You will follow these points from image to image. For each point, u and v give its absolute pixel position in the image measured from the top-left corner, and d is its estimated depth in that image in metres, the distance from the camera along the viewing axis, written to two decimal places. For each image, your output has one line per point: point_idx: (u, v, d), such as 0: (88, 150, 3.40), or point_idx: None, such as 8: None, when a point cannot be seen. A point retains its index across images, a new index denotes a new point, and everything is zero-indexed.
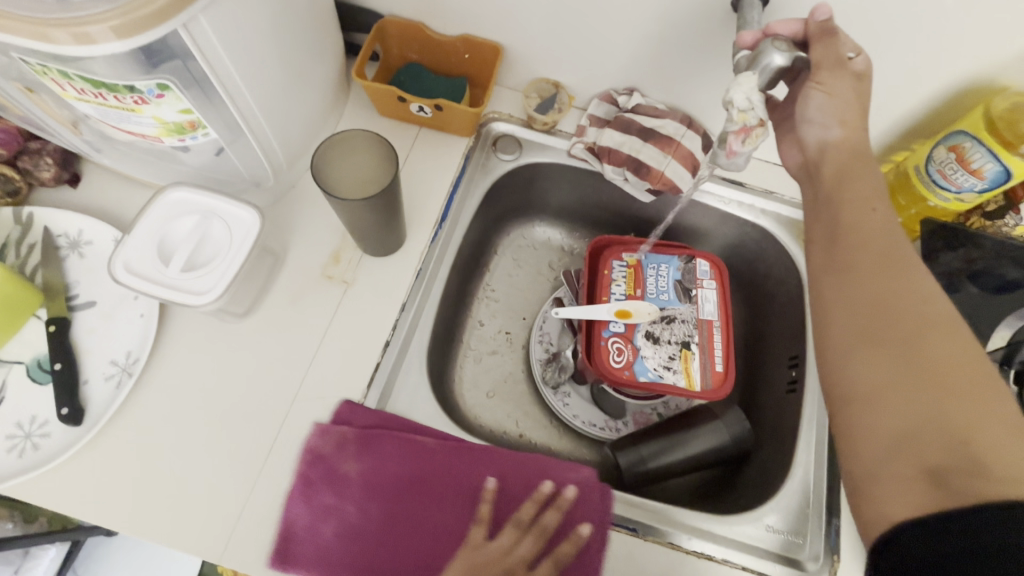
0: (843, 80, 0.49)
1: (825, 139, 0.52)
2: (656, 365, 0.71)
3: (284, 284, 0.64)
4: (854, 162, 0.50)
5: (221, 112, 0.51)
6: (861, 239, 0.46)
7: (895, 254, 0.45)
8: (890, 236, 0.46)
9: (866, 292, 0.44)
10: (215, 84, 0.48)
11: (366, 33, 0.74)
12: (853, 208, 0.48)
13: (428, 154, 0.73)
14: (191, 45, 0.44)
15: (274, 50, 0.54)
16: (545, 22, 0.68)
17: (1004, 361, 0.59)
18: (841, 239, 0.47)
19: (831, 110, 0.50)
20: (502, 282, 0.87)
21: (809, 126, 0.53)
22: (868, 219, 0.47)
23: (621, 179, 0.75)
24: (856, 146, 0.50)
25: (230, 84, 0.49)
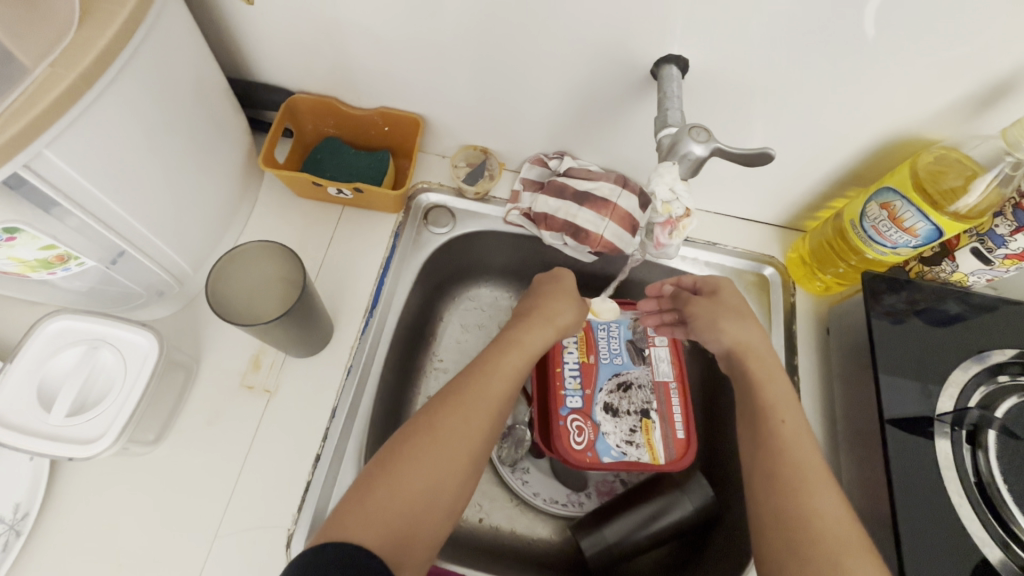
0: (714, 308, 0.62)
1: (728, 349, 0.60)
2: (618, 442, 0.68)
3: (197, 402, 0.58)
4: (759, 361, 0.58)
5: (86, 232, 0.45)
6: (778, 445, 0.51)
7: (797, 446, 0.51)
8: (801, 442, 0.51)
9: (785, 500, 0.48)
10: (77, 213, 0.43)
11: (276, 111, 0.69)
12: (768, 415, 0.54)
13: (354, 234, 0.68)
14: (34, 178, 0.38)
15: (155, 161, 0.48)
16: (465, 92, 0.64)
17: (955, 424, 0.56)
18: (763, 454, 0.52)
19: (722, 326, 0.61)
20: (450, 351, 0.83)
21: (708, 332, 0.62)
22: (772, 389, 0.55)
23: (560, 243, 0.72)
24: (751, 347, 0.59)
25: (94, 204, 0.44)
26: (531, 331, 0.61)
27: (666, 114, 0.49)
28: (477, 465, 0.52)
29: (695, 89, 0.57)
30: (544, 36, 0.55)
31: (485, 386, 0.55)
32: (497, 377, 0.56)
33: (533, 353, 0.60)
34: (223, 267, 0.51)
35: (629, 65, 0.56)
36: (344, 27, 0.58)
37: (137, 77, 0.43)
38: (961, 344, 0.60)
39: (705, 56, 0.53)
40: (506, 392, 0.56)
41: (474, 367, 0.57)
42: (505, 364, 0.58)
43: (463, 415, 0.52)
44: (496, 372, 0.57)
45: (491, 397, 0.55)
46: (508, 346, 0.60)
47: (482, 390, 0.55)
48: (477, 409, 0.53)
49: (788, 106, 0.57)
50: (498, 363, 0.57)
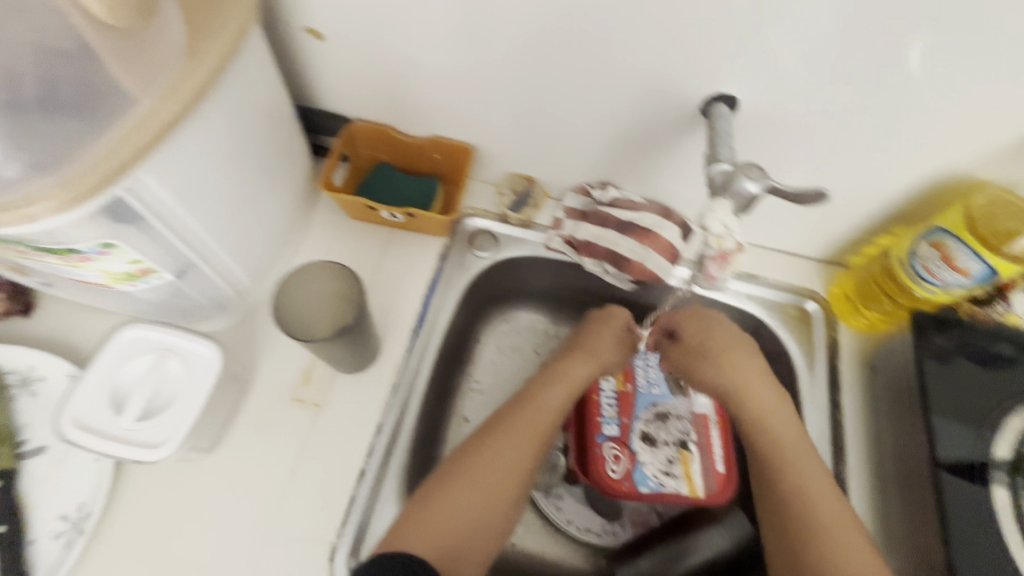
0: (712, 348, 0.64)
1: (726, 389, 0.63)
2: (655, 472, 0.67)
3: (249, 412, 0.60)
4: (756, 402, 0.62)
5: (165, 248, 0.48)
6: (786, 489, 0.57)
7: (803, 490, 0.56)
8: (810, 482, 0.56)
9: (795, 541, 0.54)
10: (162, 229, 0.46)
11: (335, 137, 0.73)
12: (777, 460, 0.58)
13: (402, 256, 0.71)
14: (132, 201, 0.42)
15: (230, 183, 0.51)
16: (517, 123, 0.67)
17: (1012, 472, 0.55)
18: (772, 492, 0.58)
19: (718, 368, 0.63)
20: (487, 373, 0.84)
21: (702, 376, 0.65)
22: (776, 426, 0.60)
23: (601, 271, 0.74)
24: (745, 386, 0.62)
25: (176, 221, 0.47)
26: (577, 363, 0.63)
27: (716, 150, 0.51)
28: (519, 495, 0.54)
29: (743, 125, 0.59)
30: (599, 75, 0.57)
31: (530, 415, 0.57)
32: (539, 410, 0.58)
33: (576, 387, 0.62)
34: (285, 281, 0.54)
35: (679, 102, 0.58)
36: (406, 61, 0.62)
37: (222, 107, 0.47)
38: (1016, 387, 0.58)
39: (755, 95, 0.55)
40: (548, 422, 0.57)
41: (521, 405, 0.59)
42: (551, 396, 0.59)
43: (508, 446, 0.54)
44: (540, 403, 0.59)
45: (534, 430, 0.56)
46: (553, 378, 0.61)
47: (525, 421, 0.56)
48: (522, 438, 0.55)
49: (837, 144, 0.58)
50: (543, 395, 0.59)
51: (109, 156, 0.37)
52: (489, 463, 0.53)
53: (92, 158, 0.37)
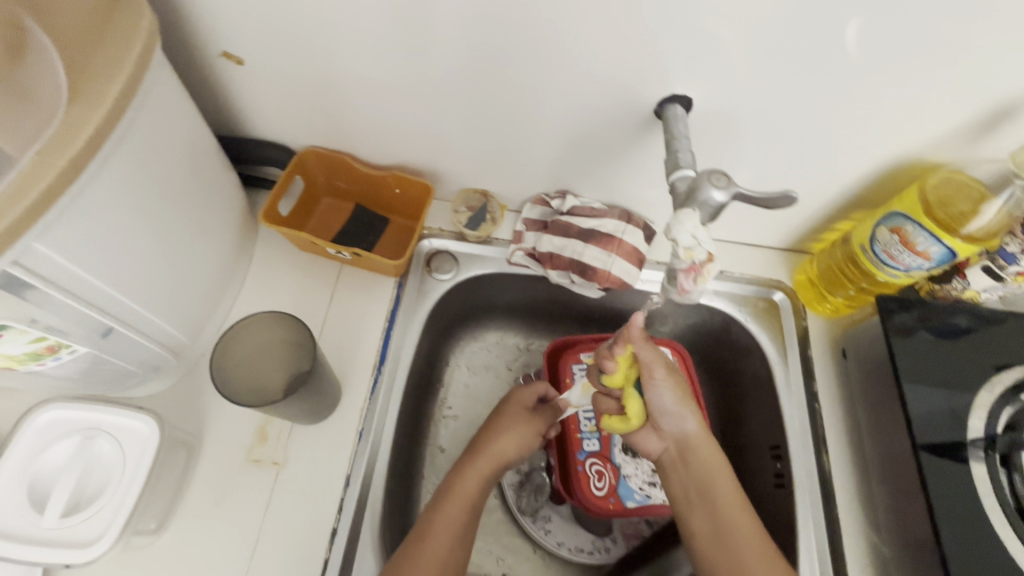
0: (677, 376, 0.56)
1: (678, 437, 0.56)
2: (640, 485, 0.65)
3: (200, 482, 0.54)
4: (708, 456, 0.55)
5: (92, 328, 0.46)
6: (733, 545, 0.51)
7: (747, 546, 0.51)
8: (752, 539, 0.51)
9: None
10: (64, 300, 0.42)
11: (269, 167, 0.67)
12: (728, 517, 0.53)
13: (354, 289, 0.66)
14: (46, 288, 0.40)
15: (139, 235, 0.46)
16: (466, 138, 0.63)
17: (988, 449, 0.54)
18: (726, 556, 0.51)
19: (675, 401, 0.55)
20: (460, 398, 0.80)
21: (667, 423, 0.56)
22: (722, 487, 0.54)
23: (568, 281, 0.71)
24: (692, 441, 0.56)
25: (101, 297, 0.44)
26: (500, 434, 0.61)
27: (677, 156, 0.48)
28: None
29: (698, 125, 0.57)
30: (548, 85, 0.54)
31: (456, 500, 0.55)
32: (460, 495, 0.56)
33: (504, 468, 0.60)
34: (229, 339, 0.48)
35: (632, 105, 0.56)
36: (338, 81, 0.57)
37: (119, 153, 0.41)
38: (980, 362, 0.59)
39: (707, 95, 0.53)
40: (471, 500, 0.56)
41: (681, 471, 0.56)
42: (472, 481, 0.57)
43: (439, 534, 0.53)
44: (462, 482, 0.57)
45: (461, 525, 0.54)
46: (476, 459, 0.59)
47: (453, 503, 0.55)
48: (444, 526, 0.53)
49: (793, 136, 0.57)
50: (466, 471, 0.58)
51: None
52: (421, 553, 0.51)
53: None
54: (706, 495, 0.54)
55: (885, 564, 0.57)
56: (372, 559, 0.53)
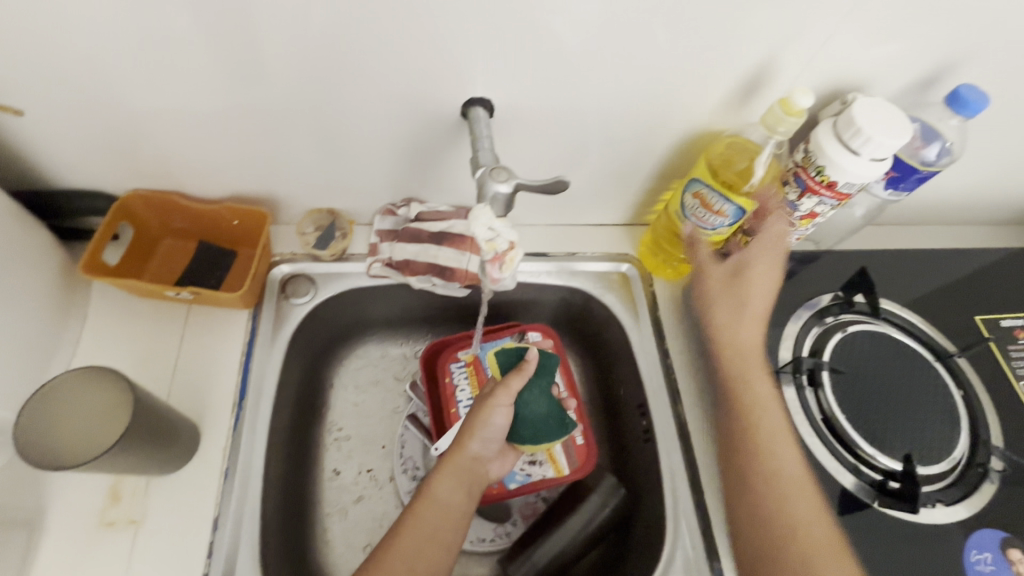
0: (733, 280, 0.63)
1: (728, 325, 0.62)
2: (521, 465, 0.69)
3: (47, 558, 0.51)
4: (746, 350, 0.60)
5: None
6: (763, 442, 0.56)
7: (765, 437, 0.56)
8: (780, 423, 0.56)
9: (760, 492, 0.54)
10: None
11: (90, 216, 0.64)
12: (763, 427, 0.56)
13: (204, 328, 0.64)
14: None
15: None
16: (292, 160, 0.63)
17: (795, 372, 0.61)
18: (742, 460, 0.56)
19: (728, 303, 0.62)
20: (348, 416, 0.80)
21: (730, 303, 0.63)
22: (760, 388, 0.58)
23: (429, 285, 0.73)
24: (734, 346, 0.61)
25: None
26: (464, 448, 0.60)
27: (478, 155, 0.52)
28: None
29: (506, 121, 0.61)
30: (353, 101, 0.56)
31: (431, 509, 0.56)
32: (435, 503, 0.56)
33: (480, 482, 0.60)
34: (38, 406, 0.46)
35: (439, 110, 0.58)
36: (136, 120, 0.56)
37: None
38: (789, 298, 0.67)
39: (504, 93, 0.57)
40: (451, 501, 0.57)
41: (728, 356, 0.61)
42: (447, 482, 0.58)
43: (414, 544, 0.53)
44: (424, 516, 0.55)
45: (439, 528, 0.55)
46: (452, 457, 0.60)
47: (427, 512, 0.55)
48: (422, 535, 0.54)
49: (594, 122, 0.62)
50: (437, 494, 0.57)
51: None
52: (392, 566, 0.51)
53: None
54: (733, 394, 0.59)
55: None
56: None
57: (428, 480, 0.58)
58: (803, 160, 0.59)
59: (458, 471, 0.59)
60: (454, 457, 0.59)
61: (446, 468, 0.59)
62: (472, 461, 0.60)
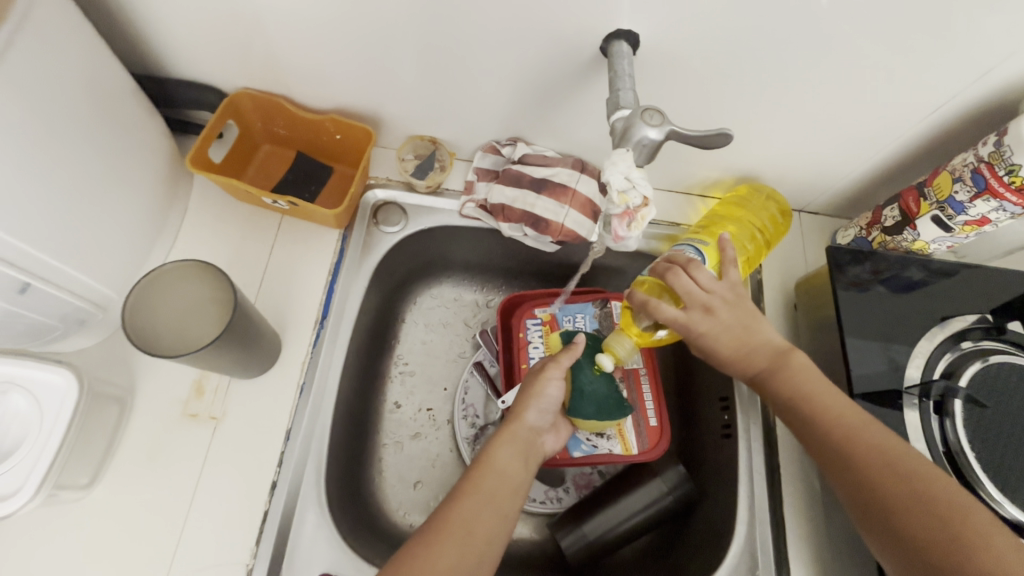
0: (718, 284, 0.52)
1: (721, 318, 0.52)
2: (588, 435, 0.66)
3: (135, 436, 0.53)
4: (807, 374, 0.51)
5: (6, 285, 0.43)
6: (828, 413, 0.49)
7: (841, 409, 0.49)
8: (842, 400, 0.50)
9: (854, 461, 0.47)
10: None
11: (199, 110, 0.63)
12: (825, 400, 0.50)
13: (296, 241, 0.63)
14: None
15: (34, 180, 0.43)
16: (406, 79, 0.59)
17: (922, 396, 0.56)
18: (814, 426, 0.50)
19: (722, 328, 0.52)
20: (415, 353, 0.79)
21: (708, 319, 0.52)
22: (801, 364, 0.52)
23: (520, 234, 0.69)
24: (783, 360, 0.52)
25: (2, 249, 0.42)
26: (522, 419, 0.56)
27: (619, 95, 0.45)
28: (496, 545, 0.48)
29: (647, 65, 0.54)
30: (485, 23, 0.51)
31: (493, 473, 0.51)
32: (492, 468, 0.52)
33: (537, 456, 0.56)
34: (145, 291, 0.47)
35: (577, 43, 0.52)
36: (258, 16, 0.52)
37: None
38: (924, 312, 0.60)
39: (655, 31, 0.50)
40: (512, 470, 0.52)
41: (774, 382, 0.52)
42: (505, 450, 0.53)
43: (478, 503, 0.49)
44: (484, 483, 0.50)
45: (501, 496, 0.50)
46: (506, 429, 0.55)
47: (486, 475, 0.51)
48: (485, 499, 0.49)
49: (747, 79, 0.54)
50: (497, 463, 0.52)
51: None
52: (461, 517, 0.47)
53: None
54: (775, 386, 0.52)
55: (819, 507, 0.60)
56: (315, 510, 0.54)
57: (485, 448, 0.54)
58: (990, 155, 0.50)
59: (517, 442, 0.54)
60: (511, 427, 0.55)
61: (504, 438, 0.54)
62: (529, 433, 0.56)
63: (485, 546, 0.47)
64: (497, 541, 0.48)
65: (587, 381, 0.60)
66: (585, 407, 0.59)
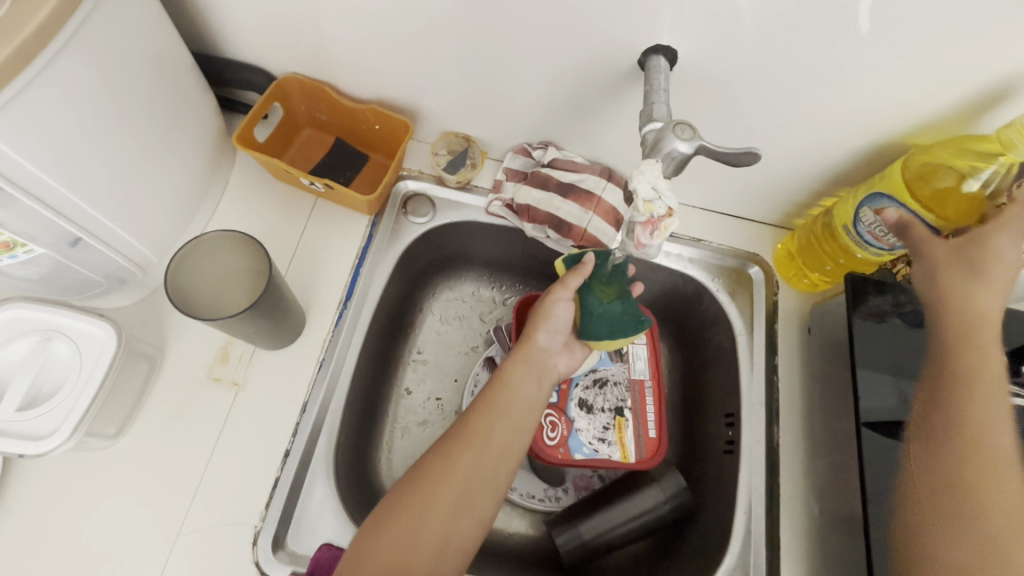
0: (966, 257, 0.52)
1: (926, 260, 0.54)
2: (590, 439, 0.67)
3: (162, 393, 0.56)
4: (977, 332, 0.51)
5: (59, 235, 0.47)
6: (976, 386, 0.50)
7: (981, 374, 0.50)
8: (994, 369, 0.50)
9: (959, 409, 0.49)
10: (37, 203, 0.43)
11: (248, 90, 0.66)
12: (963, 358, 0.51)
13: (327, 224, 0.66)
14: (4, 184, 0.40)
15: (105, 145, 0.46)
16: (448, 76, 0.61)
17: None
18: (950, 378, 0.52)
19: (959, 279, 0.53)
20: (430, 342, 0.81)
21: (932, 264, 0.54)
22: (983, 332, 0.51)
23: (543, 236, 0.71)
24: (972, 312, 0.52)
25: (66, 206, 0.45)
26: (532, 340, 0.58)
27: (652, 108, 0.47)
28: (506, 459, 0.52)
29: (681, 80, 0.55)
30: (528, 30, 0.53)
31: (505, 392, 0.55)
32: (505, 388, 0.55)
33: (550, 375, 0.59)
34: (185, 257, 0.49)
35: (615, 54, 0.53)
36: (313, 8, 0.55)
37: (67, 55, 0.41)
38: None
39: (692, 48, 0.51)
40: (524, 391, 0.56)
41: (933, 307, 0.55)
42: (515, 371, 0.57)
43: (490, 417, 0.53)
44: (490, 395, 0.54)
45: (514, 410, 0.54)
46: (520, 351, 0.58)
47: (500, 395, 0.55)
48: (497, 416, 0.54)
49: (778, 101, 0.55)
50: (509, 381, 0.56)
51: None
52: (474, 429, 0.52)
53: None
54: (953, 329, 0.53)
55: (816, 531, 0.60)
56: (323, 482, 0.56)
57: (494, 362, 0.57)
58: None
59: (529, 363, 0.58)
60: (524, 349, 0.58)
61: (516, 359, 0.58)
62: (541, 353, 0.59)
63: (498, 456, 0.52)
64: (509, 451, 0.52)
65: (598, 305, 0.57)
66: (596, 329, 0.57)
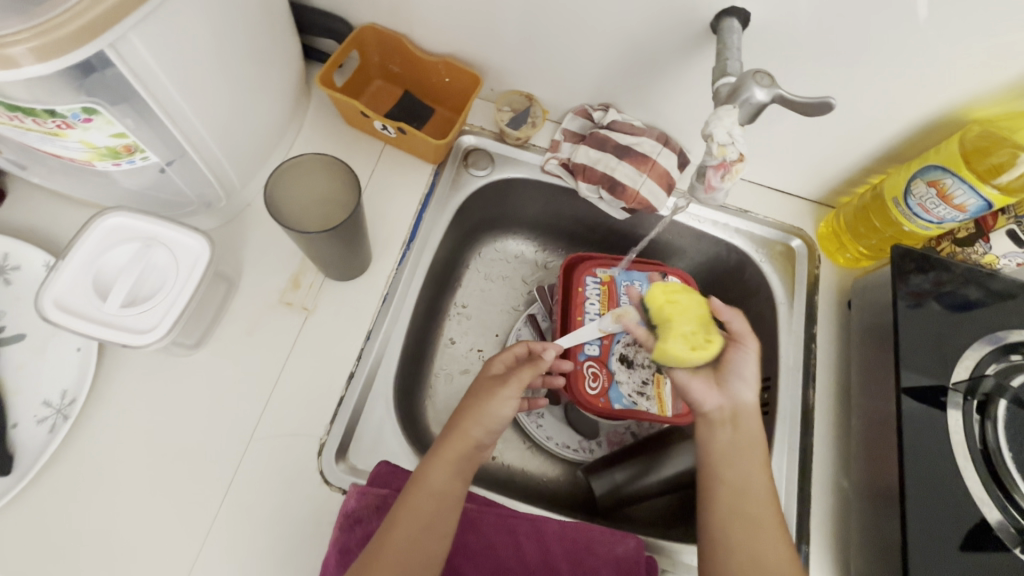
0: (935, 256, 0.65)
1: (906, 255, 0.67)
2: (630, 391, 0.70)
3: (238, 312, 0.60)
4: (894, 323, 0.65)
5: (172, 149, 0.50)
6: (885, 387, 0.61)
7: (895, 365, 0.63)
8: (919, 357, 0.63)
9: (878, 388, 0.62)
10: (159, 114, 0.46)
11: (325, 38, 0.69)
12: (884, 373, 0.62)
13: (393, 170, 0.69)
14: (146, 98, 0.44)
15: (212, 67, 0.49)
16: (520, 33, 0.64)
17: (968, 393, 0.59)
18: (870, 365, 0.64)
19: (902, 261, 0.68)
20: (474, 297, 0.84)
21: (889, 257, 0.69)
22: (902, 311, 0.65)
23: (596, 197, 0.73)
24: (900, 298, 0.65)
25: (183, 125, 0.49)
26: (463, 430, 0.54)
27: (726, 64, 0.50)
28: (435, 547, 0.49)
29: (750, 46, 0.57)
30: None
31: (430, 478, 0.51)
32: (434, 475, 0.51)
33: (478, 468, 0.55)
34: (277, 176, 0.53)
35: (688, 16, 0.56)
36: None
37: None
38: (983, 324, 0.62)
39: (764, 12, 0.53)
40: (450, 476, 0.52)
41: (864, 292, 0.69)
42: (445, 460, 0.52)
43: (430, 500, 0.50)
44: (473, 434, 0.54)
45: (449, 495, 0.51)
46: (452, 437, 0.54)
47: (425, 481, 0.51)
48: (418, 503, 0.50)
49: (843, 71, 0.57)
50: (434, 473, 0.51)
51: (84, 6, 0.36)
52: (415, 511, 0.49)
53: (67, 7, 0.36)
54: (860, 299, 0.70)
55: (844, 488, 0.63)
56: (383, 406, 0.59)
57: (460, 410, 0.56)
58: None
59: (455, 459, 0.53)
60: (446, 444, 0.53)
61: (440, 455, 0.53)
62: (472, 449, 0.54)
63: (427, 547, 0.49)
64: (436, 541, 0.49)
65: None
66: None
